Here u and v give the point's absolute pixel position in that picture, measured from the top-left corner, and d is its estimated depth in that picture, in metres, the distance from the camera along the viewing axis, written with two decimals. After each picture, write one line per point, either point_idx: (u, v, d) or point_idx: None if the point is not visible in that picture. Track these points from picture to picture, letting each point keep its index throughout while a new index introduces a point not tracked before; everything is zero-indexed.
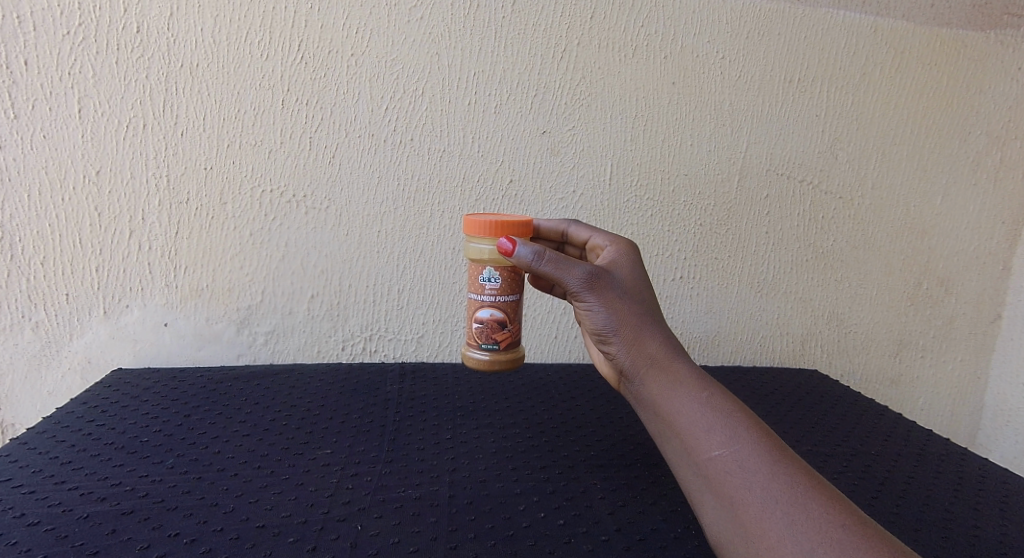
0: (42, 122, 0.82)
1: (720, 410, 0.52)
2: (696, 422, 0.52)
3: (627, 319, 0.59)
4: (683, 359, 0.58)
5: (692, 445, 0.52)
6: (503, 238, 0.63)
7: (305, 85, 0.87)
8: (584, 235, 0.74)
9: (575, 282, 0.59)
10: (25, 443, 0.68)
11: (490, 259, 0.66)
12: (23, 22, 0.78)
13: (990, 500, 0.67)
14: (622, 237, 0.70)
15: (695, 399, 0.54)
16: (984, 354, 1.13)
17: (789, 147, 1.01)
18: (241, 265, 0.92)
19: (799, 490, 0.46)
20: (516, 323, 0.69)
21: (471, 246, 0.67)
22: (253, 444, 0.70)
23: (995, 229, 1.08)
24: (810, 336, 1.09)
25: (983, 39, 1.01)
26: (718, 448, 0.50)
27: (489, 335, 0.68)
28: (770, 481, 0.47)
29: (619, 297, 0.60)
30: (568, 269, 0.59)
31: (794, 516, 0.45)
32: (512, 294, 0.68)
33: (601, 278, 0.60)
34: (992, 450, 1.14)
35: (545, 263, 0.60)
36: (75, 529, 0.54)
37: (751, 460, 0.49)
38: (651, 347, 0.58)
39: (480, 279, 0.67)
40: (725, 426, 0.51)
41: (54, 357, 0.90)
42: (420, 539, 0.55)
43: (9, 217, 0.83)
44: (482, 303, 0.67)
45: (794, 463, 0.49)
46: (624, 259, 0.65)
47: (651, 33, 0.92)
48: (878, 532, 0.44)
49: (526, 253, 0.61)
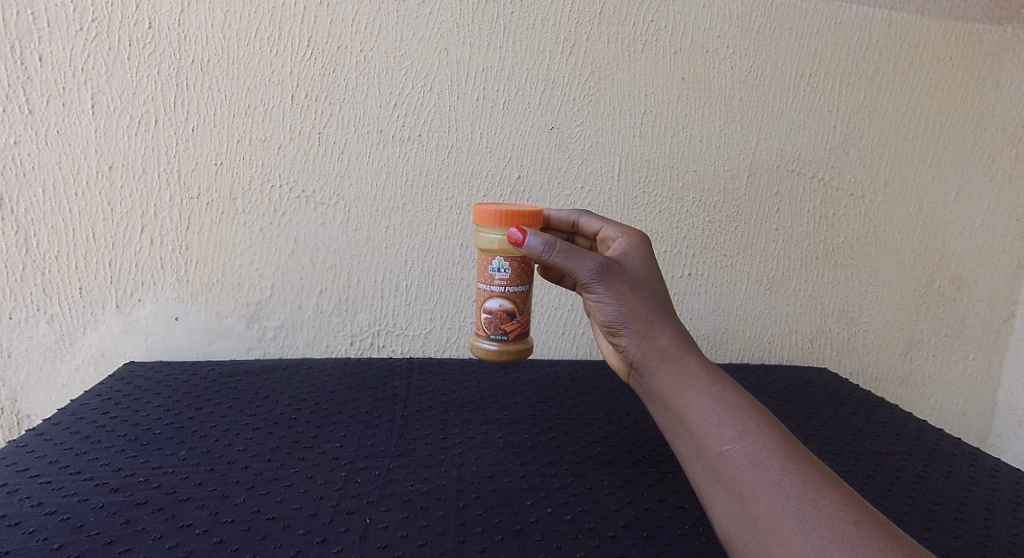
0: (55, 117, 0.83)
1: (732, 405, 0.52)
2: (707, 416, 0.52)
3: (638, 312, 0.59)
4: (694, 351, 0.57)
5: (702, 439, 0.51)
6: (513, 228, 0.63)
7: (315, 81, 0.87)
8: (596, 226, 0.74)
9: (585, 273, 0.60)
10: (40, 434, 0.69)
11: (500, 249, 0.66)
12: (38, 18, 0.79)
13: (1002, 501, 0.67)
14: (634, 228, 0.70)
15: (706, 392, 0.53)
16: (997, 353, 1.12)
17: (800, 143, 1.00)
18: (251, 260, 0.92)
19: (811, 486, 0.46)
20: (525, 313, 0.69)
21: (481, 235, 0.67)
22: (263, 437, 0.71)
23: (1009, 227, 1.06)
24: (820, 333, 1.08)
25: (999, 33, 0.99)
26: (729, 442, 0.50)
27: (498, 326, 0.68)
28: (781, 476, 0.47)
29: (629, 288, 0.60)
30: (579, 261, 0.59)
31: (805, 512, 0.45)
32: (522, 284, 0.68)
33: (613, 270, 0.60)
34: (1004, 450, 1.13)
35: (556, 253, 0.60)
36: (89, 519, 0.54)
37: (762, 455, 0.49)
38: (662, 339, 0.58)
39: (489, 269, 0.67)
40: (737, 421, 0.51)
41: (69, 351, 0.91)
42: (429, 533, 0.55)
43: (24, 212, 0.85)
44: (491, 293, 0.68)
45: (805, 459, 0.48)
46: (636, 251, 0.65)
47: (661, 27, 0.92)
48: (890, 531, 0.43)
49: (537, 244, 0.61)
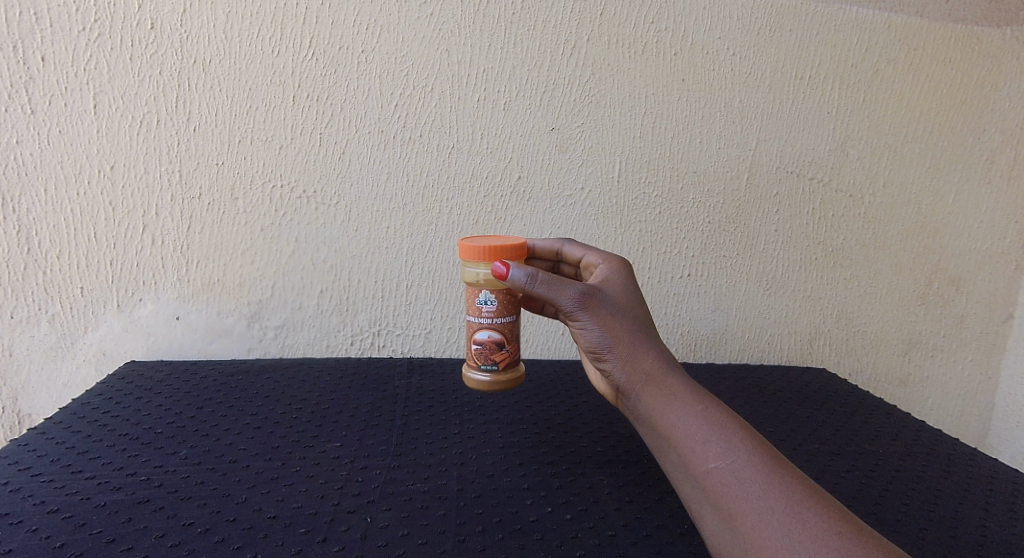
0: (58, 117, 0.83)
1: (716, 423, 0.53)
2: (692, 435, 0.53)
3: (621, 336, 0.60)
4: (677, 372, 0.58)
5: (689, 459, 0.52)
6: (498, 262, 0.64)
7: (317, 81, 0.87)
8: (578, 254, 0.75)
9: (567, 302, 0.60)
10: (43, 433, 0.69)
11: (485, 283, 0.67)
12: (40, 19, 0.80)
13: (1000, 501, 0.67)
14: (615, 254, 0.71)
15: (691, 412, 0.54)
16: (996, 354, 1.12)
17: (799, 145, 1.00)
18: (252, 260, 0.92)
19: (794, 499, 0.48)
20: (514, 343, 0.70)
21: (467, 270, 0.68)
22: (264, 436, 0.71)
23: (1007, 229, 1.07)
24: (819, 334, 1.09)
25: (998, 36, 1.00)
26: (714, 460, 0.51)
27: (488, 356, 0.69)
28: (766, 491, 0.49)
29: (611, 314, 0.61)
30: (561, 290, 0.60)
31: (791, 525, 0.46)
32: (509, 315, 0.68)
33: (593, 297, 0.61)
34: (1002, 451, 1.14)
35: (538, 285, 0.61)
36: (92, 518, 0.55)
37: (747, 471, 0.50)
38: (645, 362, 0.58)
39: (477, 302, 0.68)
40: (721, 438, 0.52)
41: (70, 350, 0.91)
42: (430, 532, 0.55)
43: (26, 211, 0.85)
44: (479, 325, 0.68)
45: (788, 471, 0.50)
46: (616, 277, 0.66)
47: (661, 29, 0.92)
48: (871, 539, 0.45)
49: (520, 276, 0.62)
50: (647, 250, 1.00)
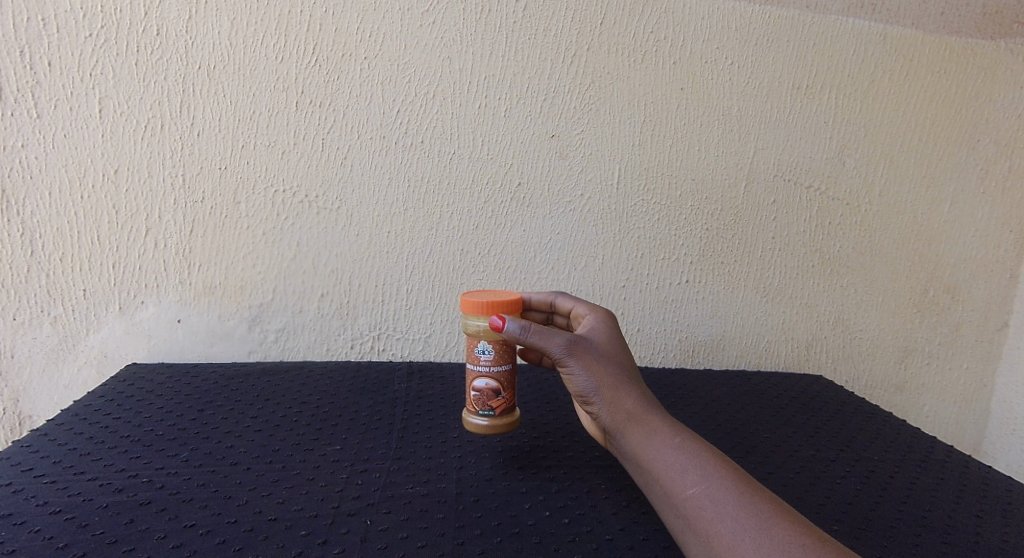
0: (63, 121, 0.84)
1: (692, 453, 0.56)
2: (671, 465, 0.56)
3: (606, 380, 0.62)
4: (657, 411, 0.61)
5: (669, 487, 0.55)
6: (496, 315, 0.65)
7: (319, 87, 0.88)
8: (568, 305, 0.76)
9: (556, 349, 0.63)
10: (44, 434, 0.70)
11: (485, 335, 0.68)
12: (47, 25, 0.81)
13: (994, 507, 0.68)
14: (601, 306, 0.73)
15: (669, 445, 0.57)
16: (991, 362, 1.13)
17: (796, 153, 1.01)
18: (253, 263, 0.93)
19: (764, 517, 0.50)
20: (512, 390, 0.70)
21: (468, 323, 0.69)
22: (264, 439, 0.72)
23: (1002, 238, 1.08)
24: (816, 341, 1.09)
25: (992, 47, 1.01)
26: (692, 486, 0.54)
27: (486, 402, 0.70)
28: (739, 511, 0.51)
29: (598, 360, 0.63)
30: (551, 338, 0.63)
31: (762, 540, 0.49)
32: (506, 363, 0.69)
33: (580, 344, 0.63)
34: (998, 458, 1.14)
35: (531, 334, 0.63)
36: (94, 519, 0.55)
37: (721, 493, 0.52)
38: (628, 403, 0.61)
39: (475, 351, 0.68)
40: (696, 466, 0.55)
41: (71, 352, 0.92)
42: (428, 535, 0.56)
43: (30, 214, 0.86)
44: (477, 373, 0.69)
45: (760, 493, 0.53)
46: (602, 325, 0.69)
47: (660, 38, 0.94)
48: (837, 551, 0.48)
49: (515, 327, 0.64)
50: (646, 256, 1.01)
